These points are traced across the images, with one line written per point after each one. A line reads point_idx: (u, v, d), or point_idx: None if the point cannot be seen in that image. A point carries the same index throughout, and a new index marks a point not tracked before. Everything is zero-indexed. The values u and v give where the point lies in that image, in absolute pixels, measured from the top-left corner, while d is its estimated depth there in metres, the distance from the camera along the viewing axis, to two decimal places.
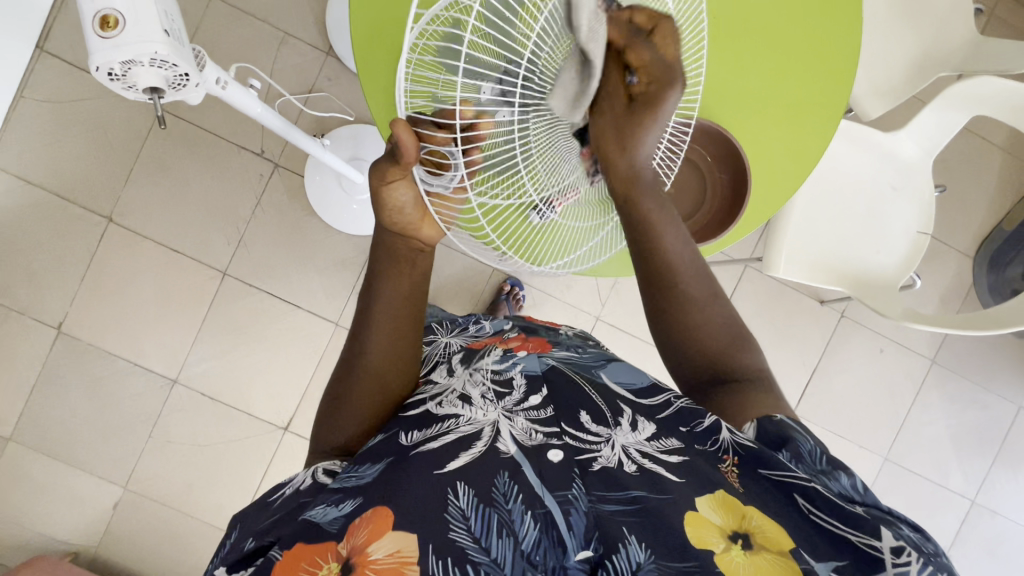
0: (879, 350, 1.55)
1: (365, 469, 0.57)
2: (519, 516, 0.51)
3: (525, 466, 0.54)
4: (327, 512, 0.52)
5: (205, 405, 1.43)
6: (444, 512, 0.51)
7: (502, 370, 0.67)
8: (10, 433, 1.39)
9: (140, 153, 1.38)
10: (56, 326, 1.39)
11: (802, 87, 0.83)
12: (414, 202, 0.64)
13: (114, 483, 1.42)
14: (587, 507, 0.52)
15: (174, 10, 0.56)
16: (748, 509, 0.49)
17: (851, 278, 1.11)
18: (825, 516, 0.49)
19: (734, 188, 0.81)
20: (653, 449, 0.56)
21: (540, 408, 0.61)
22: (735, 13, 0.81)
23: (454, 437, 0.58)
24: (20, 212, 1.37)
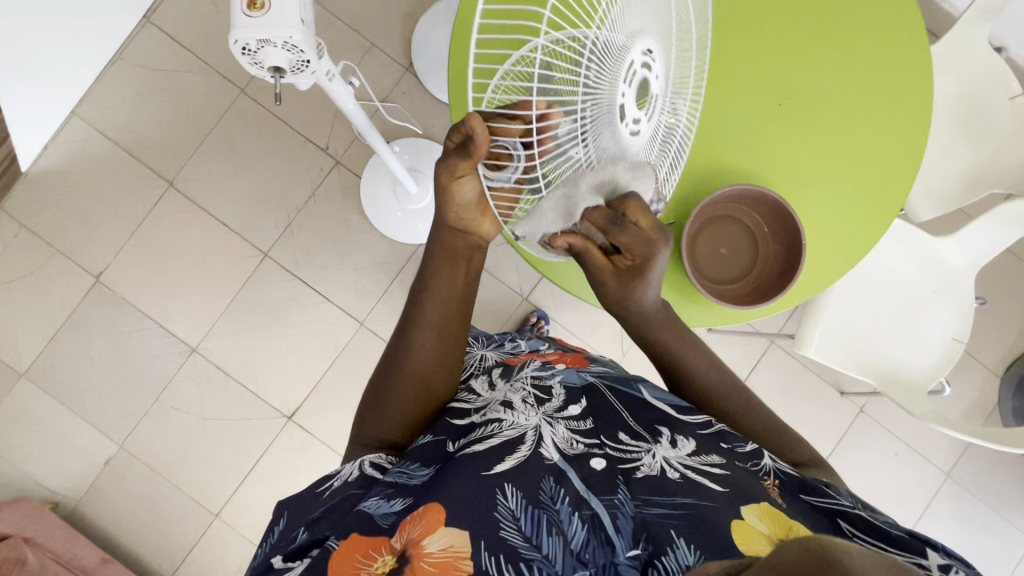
0: (893, 453, 1.52)
1: (415, 470, 0.58)
2: (567, 516, 0.51)
3: (570, 472, 0.55)
4: (379, 505, 0.53)
5: (216, 378, 1.44)
6: (494, 511, 0.50)
7: (542, 378, 0.70)
8: (25, 370, 1.41)
9: (213, 127, 1.45)
10: (95, 275, 1.43)
11: (864, 179, 0.86)
12: (478, 198, 0.66)
13: (110, 439, 1.41)
14: (633, 511, 0.53)
15: (311, 3, 0.61)
16: (794, 523, 0.50)
17: (881, 373, 1.11)
18: (868, 538, 0.50)
19: (786, 262, 0.82)
20: (694, 462, 0.58)
21: (580, 419, 0.63)
22: (812, 98, 0.85)
23: (500, 441, 0.58)
24: (89, 163, 1.43)
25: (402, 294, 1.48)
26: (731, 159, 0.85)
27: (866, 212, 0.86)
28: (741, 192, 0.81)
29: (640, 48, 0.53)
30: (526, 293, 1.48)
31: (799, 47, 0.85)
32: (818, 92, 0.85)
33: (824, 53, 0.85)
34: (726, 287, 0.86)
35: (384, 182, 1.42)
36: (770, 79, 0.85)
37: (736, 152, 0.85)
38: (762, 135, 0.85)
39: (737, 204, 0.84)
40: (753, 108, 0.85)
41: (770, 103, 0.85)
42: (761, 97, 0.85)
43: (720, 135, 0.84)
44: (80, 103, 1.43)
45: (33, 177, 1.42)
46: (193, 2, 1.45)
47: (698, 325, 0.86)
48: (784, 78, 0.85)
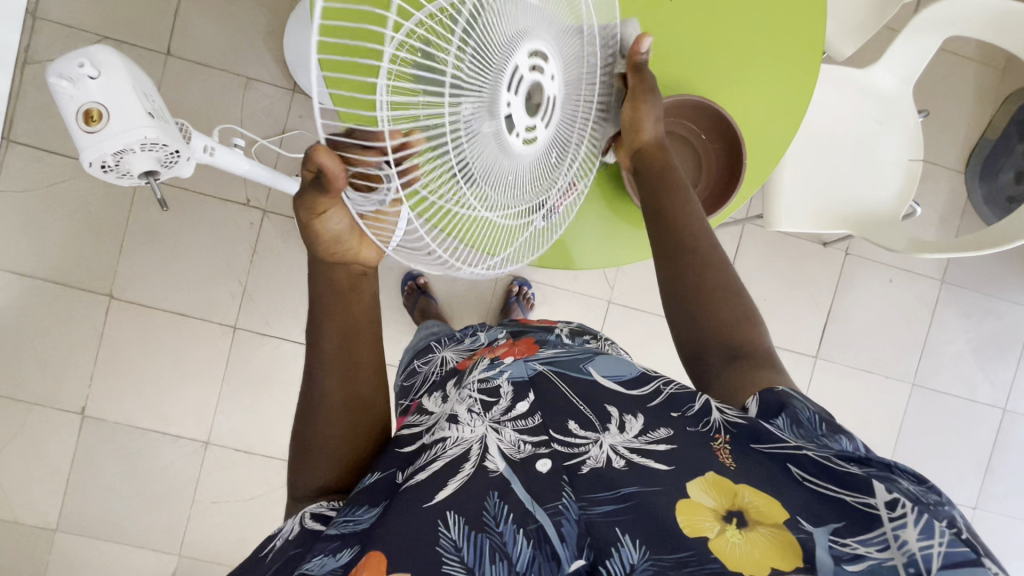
0: (888, 280, 1.56)
1: (362, 514, 0.57)
2: (511, 536, 0.55)
3: (513, 483, 0.58)
4: (325, 561, 0.53)
5: (242, 460, 1.44)
6: (438, 544, 0.54)
7: (489, 379, 0.69)
8: (56, 524, 1.39)
9: (127, 225, 1.37)
10: (79, 411, 1.39)
11: (773, 40, 0.82)
12: (349, 227, 0.63)
13: (168, 553, 1.42)
14: (576, 514, 0.57)
15: (156, 105, 0.64)
16: (740, 487, 0.53)
17: (854, 219, 1.12)
18: (818, 480, 0.51)
19: (730, 154, 0.80)
20: (641, 442, 0.60)
21: (528, 417, 0.65)
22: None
23: (443, 462, 0.60)
24: (20, 307, 1.36)
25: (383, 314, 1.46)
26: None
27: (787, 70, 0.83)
28: (665, 104, 0.78)
29: (525, 52, 0.54)
30: None
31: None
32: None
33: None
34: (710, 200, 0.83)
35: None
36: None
37: None
38: (660, 37, 0.81)
39: (667, 117, 0.82)
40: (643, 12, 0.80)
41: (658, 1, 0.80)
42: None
43: None
44: None
45: None
46: (47, 104, 1.33)
47: None
48: None
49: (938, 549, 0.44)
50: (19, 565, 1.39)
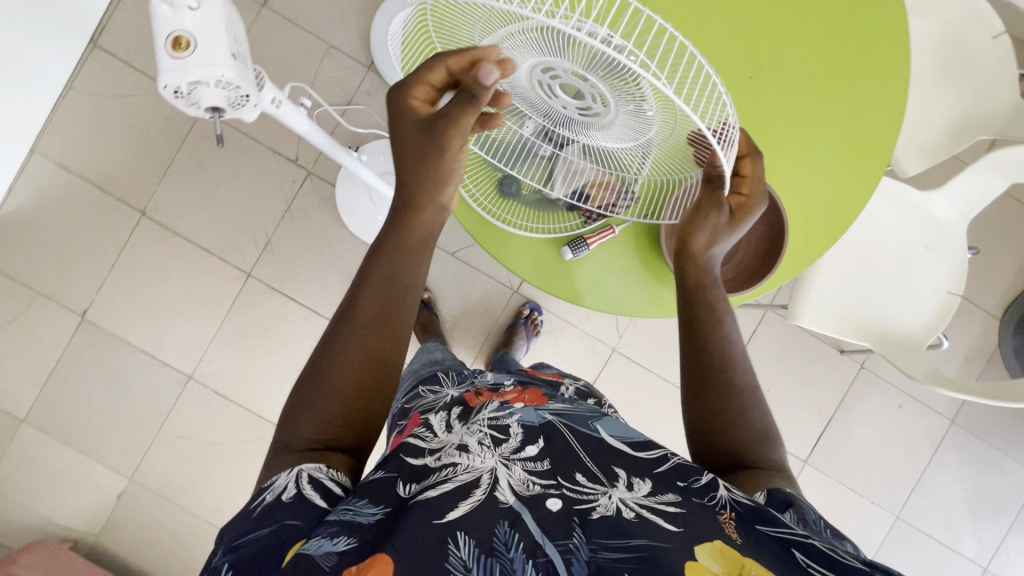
0: (897, 405, 1.52)
1: (363, 507, 0.56)
2: (521, 566, 0.51)
3: (524, 514, 0.55)
4: (323, 544, 0.51)
5: (217, 403, 1.44)
6: (445, 562, 0.50)
7: (500, 418, 0.68)
8: (25, 415, 1.40)
9: (178, 151, 1.41)
10: (80, 313, 1.41)
11: (844, 124, 0.82)
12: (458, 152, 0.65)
13: (120, 473, 1.42)
14: (587, 556, 0.52)
15: (241, 40, 0.65)
16: (747, 560, 0.50)
17: (879, 335, 1.10)
18: (823, 569, 0.50)
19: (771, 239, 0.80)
20: (651, 501, 0.57)
21: (537, 460, 0.62)
22: (769, 48, 0.81)
23: (453, 486, 0.57)
24: (56, 200, 1.40)
25: None
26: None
27: (856, 155, 0.83)
28: None
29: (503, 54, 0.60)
30: (516, 286, 1.47)
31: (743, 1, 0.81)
32: (773, 39, 0.81)
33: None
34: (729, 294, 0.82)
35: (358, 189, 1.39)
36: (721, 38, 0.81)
37: None
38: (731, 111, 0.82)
39: None
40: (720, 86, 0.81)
41: (738, 78, 0.81)
42: (728, 73, 0.81)
43: None
44: (39, 139, 1.38)
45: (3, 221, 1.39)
46: (139, 21, 1.39)
47: None
48: (748, 50, 0.81)
49: None
50: None
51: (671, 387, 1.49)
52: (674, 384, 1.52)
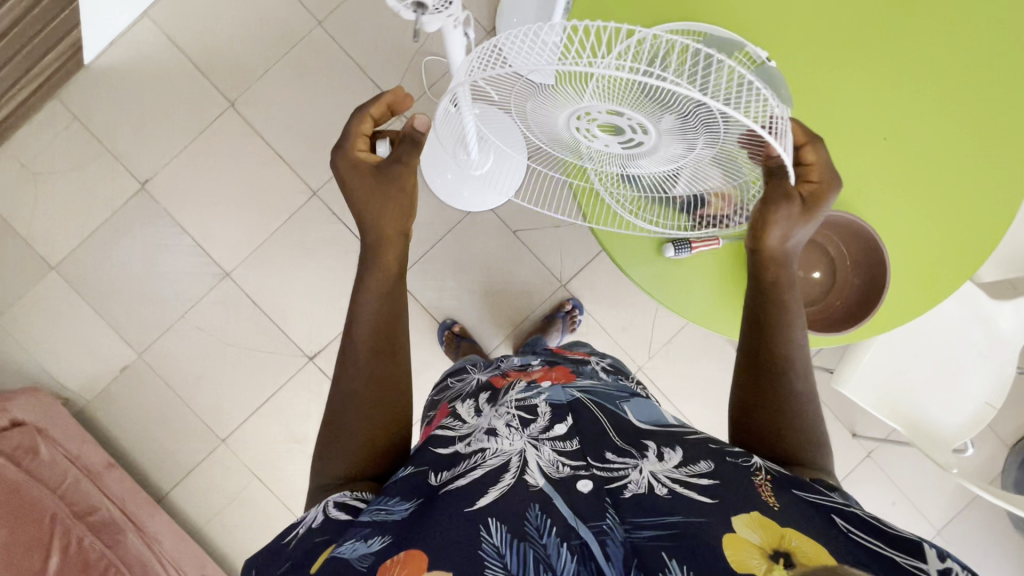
0: (890, 501, 1.53)
1: (394, 505, 0.58)
2: (555, 550, 0.52)
3: (556, 498, 0.56)
4: (356, 547, 0.53)
5: (245, 307, 1.43)
6: (479, 549, 0.52)
7: (526, 398, 0.71)
8: (57, 263, 1.39)
9: (283, 56, 1.42)
10: (141, 181, 1.40)
11: (962, 199, 0.85)
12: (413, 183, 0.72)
13: (131, 347, 1.41)
14: (622, 536, 0.54)
15: None
16: (786, 531, 0.51)
17: (912, 424, 1.12)
18: (863, 534, 0.52)
19: (865, 293, 0.80)
20: (682, 475, 0.59)
21: (566, 439, 0.65)
22: (894, 106, 0.84)
23: (483, 472, 0.60)
24: (152, 66, 1.40)
25: (443, 259, 1.48)
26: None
27: (965, 233, 0.85)
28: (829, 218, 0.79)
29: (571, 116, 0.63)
30: (564, 280, 1.48)
31: (882, 56, 0.83)
32: (902, 100, 0.84)
33: (903, 57, 0.83)
34: (846, 317, 0.82)
35: (442, 142, 1.35)
36: (852, 88, 0.83)
37: None
38: (859, 164, 0.84)
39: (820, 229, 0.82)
40: (856, 139, 0.84)
41: (874, 136, 0.84)
42: (866, 130, 0.84)
43: None
44: (155, 5, 1.39)
45: (94, 71, 1.39)
46: None
47: None
48: (889, 113, 0.84)
49: None
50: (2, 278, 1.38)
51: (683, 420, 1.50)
52: (686, 420, 1.52)
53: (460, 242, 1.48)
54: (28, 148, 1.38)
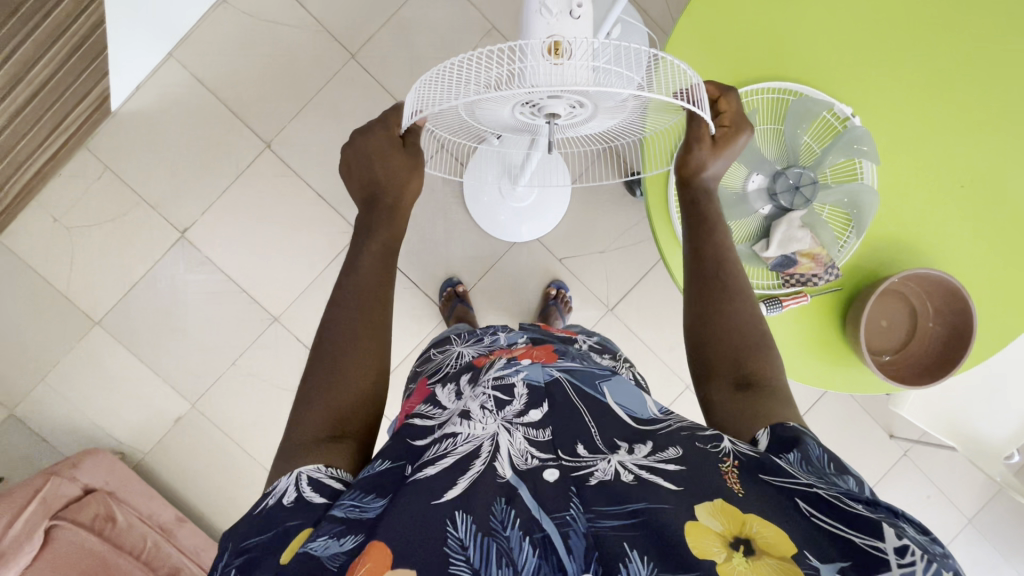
0: (925, 496, 1.58)
1: (369, 502, 0.50)
2: (517, 544, 0.47)
3: (521, 489, 0.50)
4: (328, 544, 0.47)
5: (295, 350, 1.42)
6: (444, 543, 0.46)
7: (504, 375, 0.63)
8: (100, 318, 1.37)
9: (317, 92, 1.38)
10: (180, 231, 1.37)
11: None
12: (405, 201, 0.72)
13: (183, 397, 1.40)
14: (585, 527, 0.47)
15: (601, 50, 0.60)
16: (748, 515, 0.45)
17: (963, 438, 1.17)
18: (826, 516, 0.44)
19: (946, 347, 0.82)
20: (649, 461, 0.52)
21: (539, 427, 0.58)
22: (968, 154, 0.84)
23: (453, 459, 0.53)
24: (182, 109, 1.35)
25: (490, 291, 1.47)
26: (891, 227, 0.85)
27: None
28: (921, 275, 0.80)
29: (526, 114, 0.65)
30: (610, 305, 1.49)
31: (925, 118, 0.84)
32: (937, 162, 0.84)
33: (943, 122, 0.84)
34: (951, 333, 0.82)
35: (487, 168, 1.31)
36: (902, 144, 0.84)
37: (901, 225, 0.85)
38: (934, 210, 0.85)
39: (909, 283, 0.84)
40: (931, 188, 0.85)
41: (951, 184, 0.85)
42: (942, 180, 0.84)
43: (889, 208, 0.85)
44: (179, 45, 1.34)
45: (122, 118, 1.34)
46: None
47: (848, 390, 0.88)
48: (963, 161, 0.84)
49: None
50: (45, 336, 1.36)
51: None
52: None
53: (505, 269, 1.47)
54: (59, 202, 1.34)
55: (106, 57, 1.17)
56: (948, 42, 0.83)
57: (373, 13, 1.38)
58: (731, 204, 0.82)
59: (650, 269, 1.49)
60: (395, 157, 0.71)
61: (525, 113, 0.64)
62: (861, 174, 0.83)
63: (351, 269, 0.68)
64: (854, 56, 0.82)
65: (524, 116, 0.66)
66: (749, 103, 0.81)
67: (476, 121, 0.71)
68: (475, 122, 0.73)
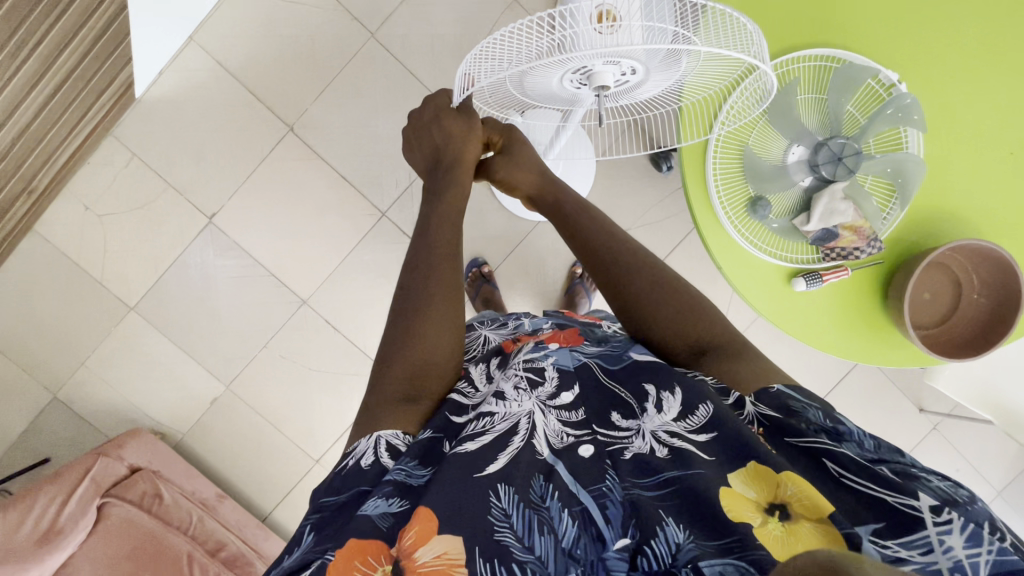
0: (953, 469, 1.57)
1: (413, 468, 0.51)
2: (558, 513, 0.47)
3: (559, 465, 0.51)
4: (378, 505, 0.48)
5: (325, 332, 1.44)
6: (488, 514, 0.45)
7: (534, 359, 0.61)
8: (135, 303, 1.40)
9: (340, 73, 1.37)
10: (208, 216, 1.39)
11: None
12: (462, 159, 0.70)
13: (218, 380, 1.43)
14: (621, 496, 0.49)
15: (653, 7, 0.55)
16: (781, 476, 0.45)
17: (998, 409, 1.15)
18: (857, 477, 0.45)
19: (993, 316, 0.80)
20: (682, 428, 0.52)
21: (572, 409, 0.57)
22: (1017, 120, 0.81)
23: (492, 437, 0.52)
24: (205, 94, 1.35)
25: (515, 271, 1.46)
26: (935, 198, 0.83)
27: None
28: (965, 245, 0.79)
29: (577, 82, 0.61)
30: None
31: (980, 89, 0.81)
32: (991, 133, 0.81)
33: (992, 87, 0.81)
34: (997, 301, 0.80)
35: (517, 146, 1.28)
36: (948, 109, 0.81)
37: (944, 195, 0.82)
38: (979, 178, 0.82)
39: (954, 254, 0.82)
40: (978, 155, 0.82)
41: (998, 153, 0.82)
42: (990, 148, 0.81)
43: (932, 179, 0.82)
44: (200, 28, 1.33)
45: (147, 104, 1.34)
46: None
47: (888, 363, 0.86)
48: (1011, 128, 0.81)
49: (987, 556, 0.38)
50: (83, 322, 1.39)
51: None
52: None
53: (530, 249, 1.47)
54: (90, 190, 1.35)
55: (131, 41, 1.16)
56: (1001, 10, 0.80)
57: None
58: (769, 177, 0.80)
59: (677, 245, 1.47)
60: (453, 119, 0.70)
61: (575, 79, 0.60)
62: (906, 142, 0.80)
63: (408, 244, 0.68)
64: (900, 27, 0.80)
65: (576, 83, 0.62)
66: (792, 71, 0.79)
67: (525, 91, 0.67)
68: (524, 94, 0.69)
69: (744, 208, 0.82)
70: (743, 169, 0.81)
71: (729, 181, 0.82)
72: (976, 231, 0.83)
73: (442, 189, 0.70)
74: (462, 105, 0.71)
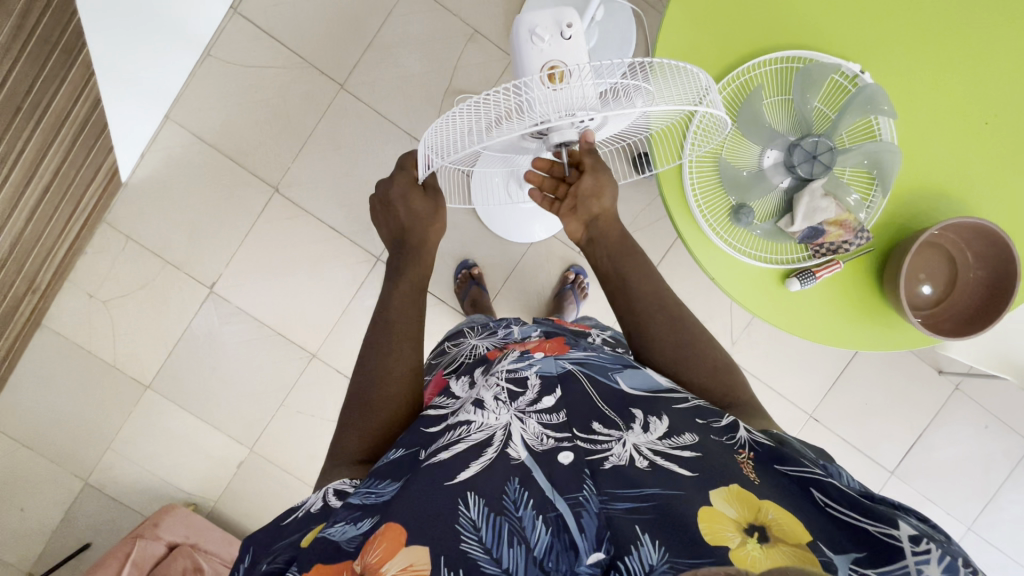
0: (982, 426, 1.55)
1: (383, 487, 0.51)
2: (531, 523, 0.46)
3: (536, 472, 0.49)
4: (345, 529, 0.47)
5: (337, 382, 1.46)
6: (455, 522, 0.45)
7: (517, 369, 0.61)
8: (149, 381, 1.42)
9: (315, 128, 1.39)
10: (208, 286, 1.41)
11: None
12: (420, 235, 0.72)
13: (240, 443, 1.45)
14: (598, 508, 0.46)
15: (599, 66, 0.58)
16: (764, 502, 0.44)
17: (1013, 366, 1.14)
18: (842, 508, 0.44)
19: (975, 304, 0.81)
20: (666, 445, 0.51)
21: (553, 412, 0.56)
22: (988, 87, 0.81)
23: (466, 446, 0.52)
24: (188, 167, 1.38)
25: (515, 295, 1.47)
26: (915, 175, 0.83)
27: None
28: (974, 227, 0.78)
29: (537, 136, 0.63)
30: None
31: (941, 65, 0.81)
32: (960, 106, 0.81)
33: (958, 58, 0.81)
34: (985, 291, 0.81)
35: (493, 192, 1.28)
36: (915, 89, 0.81)
37: (923, 171, 0.82)
38: (958, 150, 0.82)
39: (955, 236, 0.81)
40: (953, 127, 0.82)
41: (973, 123, 0.81)
42: (965, 118, 0.81)
43: (908, 157, 0.82)
44: (174, 105, 1.36)
45: (134, 186, 1.37)
46: None
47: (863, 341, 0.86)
48: (984, 96, 0.81)
49: None
50: (101, 407, 1.42)
51: (778, 395, 1.52)
52: (781, 395, 1.53)
53: (526, 271, 1.47)
54: (90, 277, 1.38)
55: (108, 132, 1.19)
56: None
57: (354, 38, 1.37)
58: (749, 184, 0.80)
59: (671, 247, 1.47)
60: (419, 201, 0.72)
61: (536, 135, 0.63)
62: (879, 131, 0.81)
63: (382, 307, 0.70)
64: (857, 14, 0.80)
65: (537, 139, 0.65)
66: (754, 77, 0.80)
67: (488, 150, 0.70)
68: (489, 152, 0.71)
69: (727, 217, 0.83)
70: (720, 180, 0.81)
71: (706, 185, 0.82)
72: (958, 200, 0.83)
73: (410, 266, 0.72)
74: (429, 184, 0.73)
